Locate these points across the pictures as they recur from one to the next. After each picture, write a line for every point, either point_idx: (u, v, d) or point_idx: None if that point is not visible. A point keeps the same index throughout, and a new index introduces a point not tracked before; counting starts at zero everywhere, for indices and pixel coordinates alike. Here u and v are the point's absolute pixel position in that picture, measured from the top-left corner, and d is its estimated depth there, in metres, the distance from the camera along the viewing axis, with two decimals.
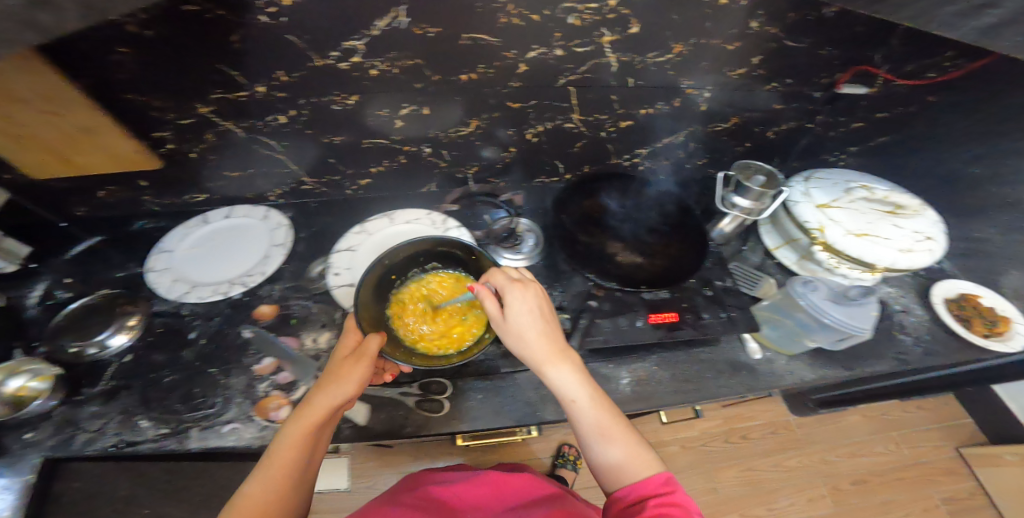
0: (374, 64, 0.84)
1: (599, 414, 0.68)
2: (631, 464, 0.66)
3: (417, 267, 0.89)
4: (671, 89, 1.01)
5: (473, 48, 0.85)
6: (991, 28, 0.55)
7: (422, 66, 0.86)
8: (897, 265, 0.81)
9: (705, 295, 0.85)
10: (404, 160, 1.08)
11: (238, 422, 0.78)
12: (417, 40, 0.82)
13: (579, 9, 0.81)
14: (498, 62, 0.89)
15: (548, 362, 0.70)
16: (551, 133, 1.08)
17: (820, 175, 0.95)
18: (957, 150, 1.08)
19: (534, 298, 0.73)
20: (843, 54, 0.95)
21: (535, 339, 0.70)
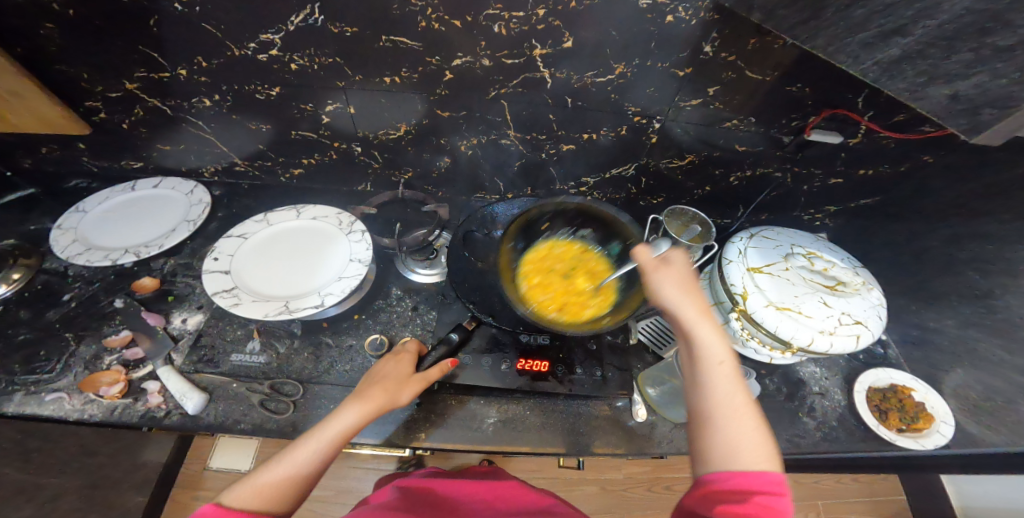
0: (294, 59, 0.83)
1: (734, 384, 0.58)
2: (751, 447, 0.53)
3: (566, 228, 0.95)
4: (617, 115, 0.93)
5: (395, 51, 0.82)
6: (894, 63, 0.43)
7: (342, 64, 0.84)
8: (811, 344, 0.85)
9: (586, 348, 0.88)
10: (335, 156, 1.05)
11: (64, 392, 0.79)
12: (335, 38, 0.79)
13: (504, 16, 0.76)
14: (422, 67, 0.85)
15: (694, 318, 0.62)
16: (487, 148, 1.03)
17: (765, 236, 0.99)
18: (934, 224, 0.95)
19: (684, 263, 0.69)
20: (816, 94, 0.84)
21: (676, 293, 0.65)
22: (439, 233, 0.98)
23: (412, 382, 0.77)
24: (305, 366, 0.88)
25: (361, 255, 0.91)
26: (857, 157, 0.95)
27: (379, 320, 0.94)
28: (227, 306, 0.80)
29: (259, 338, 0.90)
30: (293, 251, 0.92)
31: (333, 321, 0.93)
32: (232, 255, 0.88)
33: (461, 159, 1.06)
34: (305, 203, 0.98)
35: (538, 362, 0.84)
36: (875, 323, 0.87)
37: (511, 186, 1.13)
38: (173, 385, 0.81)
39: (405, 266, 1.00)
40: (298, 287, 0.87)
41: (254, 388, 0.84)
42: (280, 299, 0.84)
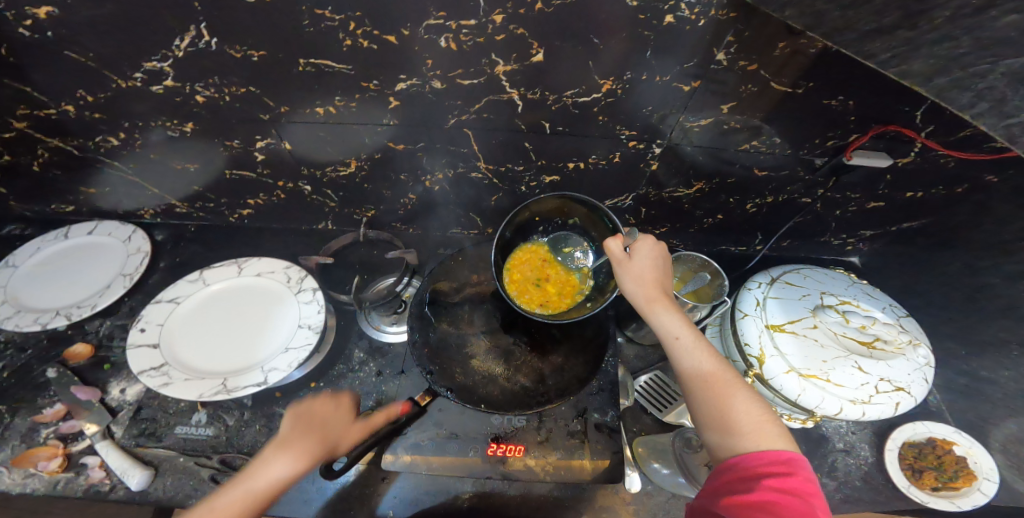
0: (197, 90, 0.68)
1: (707, 369, 0.56)
2: (737, 426, 0.51)
3: (540, 229, 0.84)
4: (607, 139, 0.75)
5: (320, 76, 0.65)
6: None
7: (260, 94, 0.68)
8: (840, 414, 0.70)
9: (570, 429, 0.74)
10: (283, 195, 0.91)
11: (0, 468, 0.73)
12: (240, 64, 0.64)
13: (450, 27, 0.58)
14: (358, 94, 0.68)
15: (649, 305, 0.63)
16: (454, 181, 0.87)
17: (790, 279, 0.83)
18: None
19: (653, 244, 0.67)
20: (867, 108, 0.63)
21: (635, 283, 0.64)
22: (408, 281, 0.86)
23: (354, 428, 0.65)
24: (258, 438, 0.77)
25: (310, 320, 0.80)
26: (908, 179, 0.74)
27: (339, 389, 0.82)
28: (154, 387, 0.71)
29: (206, 410, 0.78)
30: (234, 316, 0.82)
31: (287, 388, 0.82)
32: (161, 324, 0.79)
33: (429, 194, 0.90)
34: (248, 257, 0.89)
35: (509, 447, 0.73)
36: (920, 389, 0.71)
37: (487, 219, 0.97)
38: (113, 461, 0.73)
39: (371, 326, 0.88)
40: (238, 360, 0.77)
41: (202, 463, 0.74)
42: (217, 377, 0.74)
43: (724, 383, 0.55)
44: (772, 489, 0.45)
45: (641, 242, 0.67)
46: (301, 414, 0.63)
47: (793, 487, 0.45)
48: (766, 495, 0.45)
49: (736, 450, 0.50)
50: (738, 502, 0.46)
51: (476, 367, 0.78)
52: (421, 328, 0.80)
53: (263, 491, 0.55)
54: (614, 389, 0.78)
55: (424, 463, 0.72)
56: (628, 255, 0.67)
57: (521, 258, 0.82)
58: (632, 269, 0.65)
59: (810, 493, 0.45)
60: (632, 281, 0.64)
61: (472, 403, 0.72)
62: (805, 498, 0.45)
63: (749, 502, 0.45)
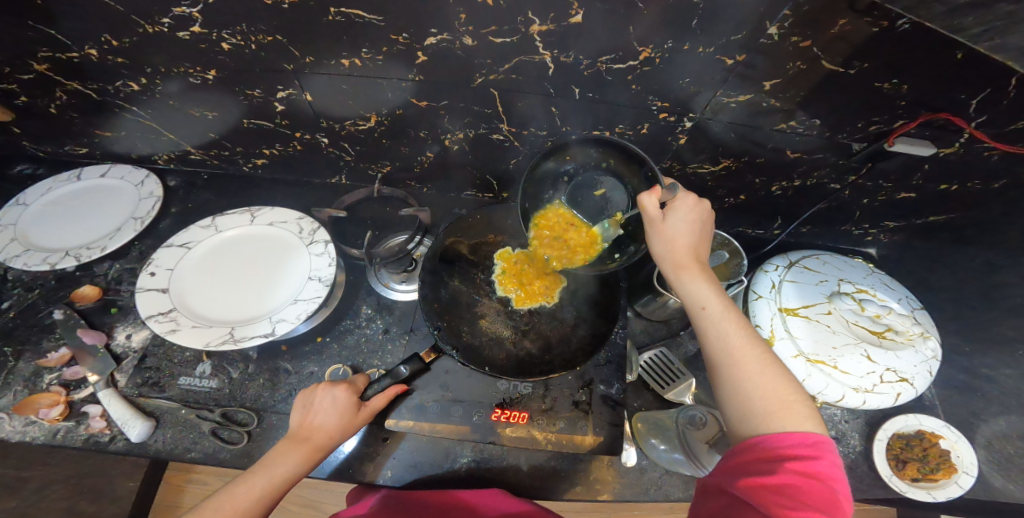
0: (224, 37, 0.66)
1: (735, 341, 0.56)
2: (763, 401, 0.51)
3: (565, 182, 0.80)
4: (636, 109, 0.73)
5: (350, 27, 0.63)
6: None
7: (286, 43, 0.67)
8: (840, 401, 0.72)
9: (577, 400, 0.74)
10: (299, 147, 0.90)
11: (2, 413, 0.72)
12: (270, 11, 0.62)
13: None
14: (387, 48, 0.66)
15: (680, 271, 0.63)
16: (475, 143, 0.85)
17: (808, 264, 0.82)
18: None
19: (697, 211, 0.66)
20: (912, 93, 0.61)
21: (668, 246, 0.65)
22: (420, 241, 0.84)
23: (352, 416, 0.63)
24: (260, 392, 0.77)
25: (321, 273, 0.79)
26: (942, 170, 0.72)
27: (345, 345, 0.82)
28: (163, 333, 0.71)
29: (210, 362, 0.78)
30: (245, 265, 0.82)
31: (293, 342, 0.82)
32: (171, 269, 0.78)
33: (448, 155, 0.89)
34: (260, 206, 0.87)
35: (514, 414, 0.72)
36: (922, 381, 0.71)
37: (505, 185, 0.96)
38: (114, 410, 0.71)
39: (381, 284, 0.87)
40: (247, 310, 0.77)
41: (204, 416, 0.73)
42: (225, 325, 0.74)
43: (751, 357, 0.55)
44: (794, 474, 0.45)
45: (680, 203, 0.66)
46: (306, 408, 0.62)
47: (817, 471, 0.45)
48: (788, 479, 0.44)
49: (758, 424, 0.50)
50: (758, 483, 0.45)
51: (484, 327, 0.79)
52: (433, 286, 0.80)
53: (269, 485, 0.57)
54: (622, 363, 0.77)
55: (422, 427, 0.71)
56: (662, 215, 0.66)
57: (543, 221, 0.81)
58: (665, 232, 0.65)
59: (834, 477, 0.45)
60: (663, 243, 0.65)
61: (477, 364, 0.73)
62: (829, 483, 0.44)
63: (769, 485, 0.45)
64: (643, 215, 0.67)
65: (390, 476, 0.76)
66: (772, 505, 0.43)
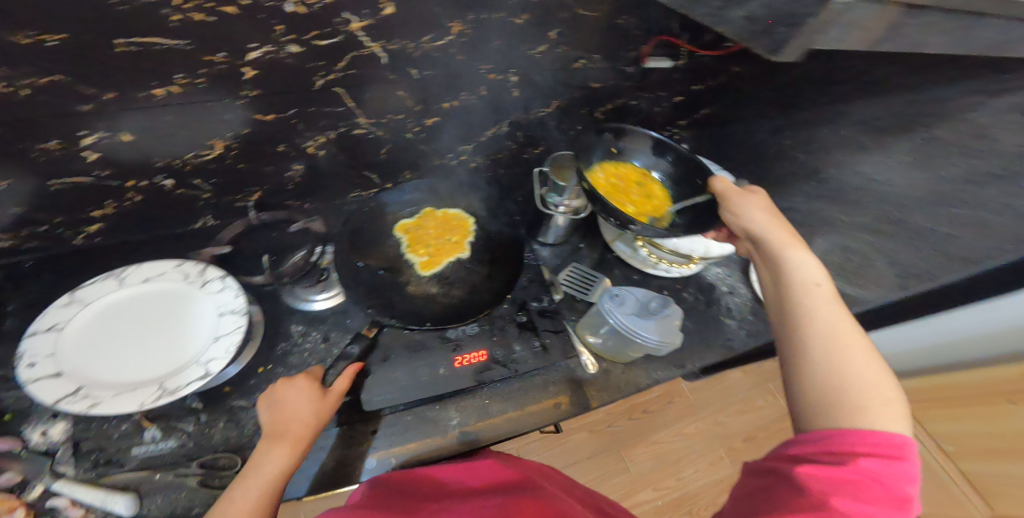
0: None
1: (841, 325, 0.57)
2: (861, 392, 0.51)
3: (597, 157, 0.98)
4: (469, 76, 0.87)
5: (167, 56, 0.66)
6: None
7: (72, 82, 0.64)
8: (708, 252, 0.90)
9: (517, 322, 0.89)
10: (137, 196, 0.84)
11: None
12: (60, 56, 0.61)
13: None
14: (206, 69, 0.69)
15: (786, 244, 0.66)
16: (340, 142, 0.92)
17: (643, 159, 1.04)
18: None
19: (769, 204, 0.73)
20: (648, 19, 0.84)
21: (765, 222, 0.70)
22: (322, 250, 0.94)
23: (321, 401, 0.69)
24: (228, 433, 0.77)
25: (231, 306, 0.79)
26: (693, 74, 0.99)
27: (290, 365, 0.84)
28: (82, 411, 0.65)
29: (156, 425, 0.76)
30: (143, 326, 0.78)
31: (234, 382, 0.82)
32: (52, 354, 0.70)
33: (318, 164, 0.95)
34: (125, 268, 0.83)
35: (472, 354, 0.84)
36: None
37: (386, 176, 1.04)
38: (84, 495, 0.66)
39: (302, 300, 0.90)
40: (166, 364, 0.74)
41: (184, 473, 0.70)
42: (148, 384, 0.70)
43: (856, 347, 0.55)
44: (869, 472, 0.46)
45: (750, 198, 0.73)
46: (272, 407, 0.67)
47: (895, 473, 0.46)
48: (863, 474, 0.45)
49: (846, 416, 0.50)
50: (826, 472, 0.46)
51: (413, 292, 0.90)
52: (351, 279, 0.87)
53: (268, 481, 0.61)
54: (540, 278, 0.97)
55: (393, 397, 0.78)
56: (745, 198, 0.74)
57: (611, 170, 0.97)
58: (752, 217, 0.71)
59: (908, 481, 0.46)
60: (757, 214, 0.71)
61: (418, 323, 0.85)
62: (902, 485, 0.45)
63: (843, 478, 0.45)
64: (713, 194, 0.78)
65: (378, 464, 0.74)
66: (839, 491, 0.44)
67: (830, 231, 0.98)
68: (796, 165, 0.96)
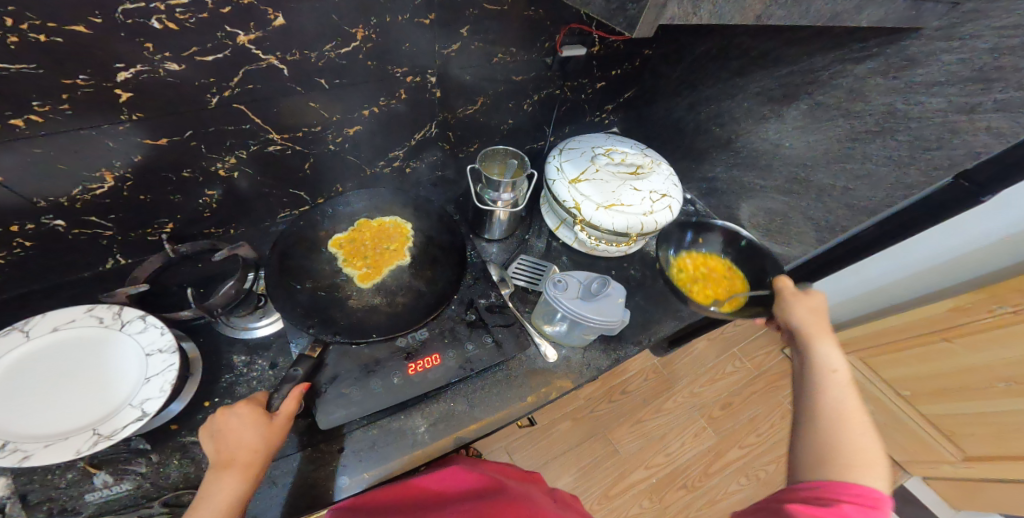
0: None
1: (850, 404, 0.65)
2: (849, 455, 0.60)
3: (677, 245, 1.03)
4: (385, 80, 0.86)
5: (30, 86, 0.61)
6: None
7: None
8: (642, 227, 0.92)
9: (467, 321, 0.89)
10: (26, 241, 0.76)
11: None
12: None
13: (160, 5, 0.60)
14: (75, 95, 0.64)
15: (819, 335, 0.74)
16: (257, 161, 0.89)
17: (572, 145, 1.05)
18: (688, 93, 1.07)
19: (823, 302, 0.78)
20: (551, 10, 0.86)
21: (807, 316, 0.76)
22: (255, 276, 0.90)
23: (267, 426, 0.67)
24: (186, 470, 0.73)
25: (159, 345, 0.75)
26: (608, 60, 1.03)
27: (236, 398, 0.81)
28: (13, 466, 0.61)
29: (106, 469, 0.71)
30: (55, 377, 0.71)
31: (177, 425, 0.77)
32: None
33: (239, 187, 0.92)
34: (29, 319, 0.74)
35: (426, 359, 0.83)
36: (675, 191, 0.97)
37: (314, 190, 1.03)
38: None
39: (240, 329, 0.87)
40: (95, 408, 0.69)
41: (148, 511, 0.67)
42: (79, 431, 0.66)
43: (857, 423, 0.63)
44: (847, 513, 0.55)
45: (816, 296, 0.79)
46: (214, 436, 0.65)
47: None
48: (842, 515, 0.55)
49: (832, 472, 0.60)
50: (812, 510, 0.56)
51: (355, 305, 0.88)
52: (289, 299, 0.85)
53: (220, 513, 0.61)
54: (484, 274, 0.97)
55: (347, 412, 0.76)
56: (799, 293, 0.81)
57: (699, 260, 1.02)
58: (800, 305, 0.78)
59: None
60: (806, 311, 0.77)
61: (363, 335, 0.83)
62: None
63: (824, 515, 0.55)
64: (778, 289, 0.84)
65: (352, 484, 0.74)
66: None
67: (754, 196, 1.08)
68: (713, 136, 1.08)
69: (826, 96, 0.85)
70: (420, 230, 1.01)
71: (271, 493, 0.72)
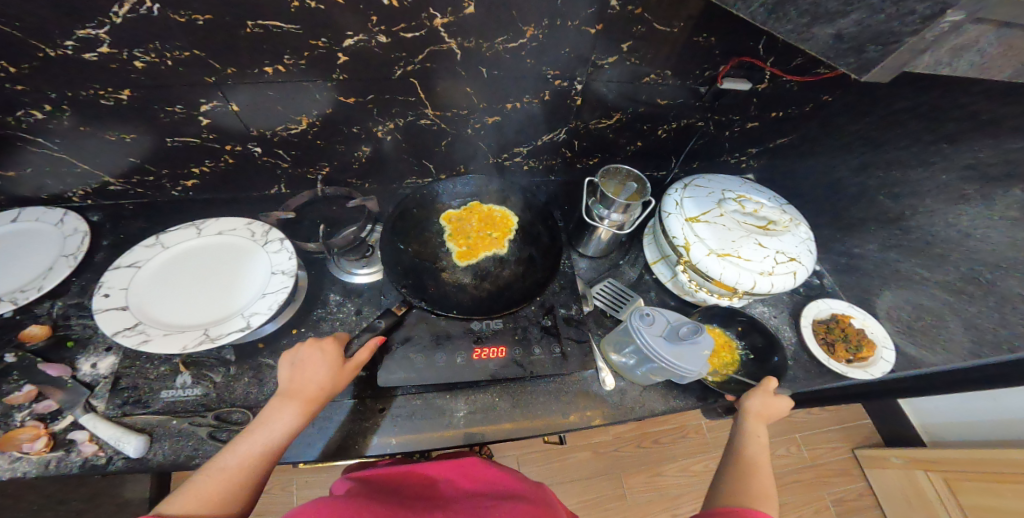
0: (137, 57, 0.70)
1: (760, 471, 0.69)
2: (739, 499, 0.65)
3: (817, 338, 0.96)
4: (537, 79, 0.89)
5: (268, 38, 0.71)
6: None
7: (206, 57, 0.72)
8: (754, 286, 0.85)
9: (541, 325, 0.87)
10: (229, 159, 0.93)
11: None
12: (183, 30, 0.67)
13: None
14: (306, 53, 0.74)
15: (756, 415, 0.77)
16: (406, 130, 0.96)
17: (699, 182, 0.99)
18: (844, 157, 0.97)
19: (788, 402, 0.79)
20: (722, 43, 0.83)
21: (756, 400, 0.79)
22: (372, 228, 0.96)
23: (340, 368, 0.72)
24: (249, 389, 0.80)
25: (283, 267, 0.84)
26: (768, 101, 0.96)
27: (320, 331, 0.87)
28: (135, 344, 0.71)
29: (189, 372, 0.80)
30: (201, 274, 0.83)
31: (269, 339, 0.85)
32: (126, 288, 0.77)
33: (384, 149, 0.99)
34: (205, 219, 0.90)
35: (492, 349, 0.83)
36: (807, 257, 0.88)
37: (439, 166, 1.08)
38: (102, 432, 0.72)
39: (345, 272, 0.94)
40: (214, 311, 0.78)
41: (198, 422, 0.75)
42: (197, 328, 0.76)
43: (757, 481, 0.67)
44: None
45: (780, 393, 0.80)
46: (294, 365, 0.71)
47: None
48: None
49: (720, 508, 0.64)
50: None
51: (446, 279, 0.92)
52: (391, 254, 0.91)
53: (281, 433, 0.65)
54: (573, 286, 0.92)
55: (406, 375, 0.78)
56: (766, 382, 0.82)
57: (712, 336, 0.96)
58: (758, 392, 0.80)
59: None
60: (756, 395, 0.79)
61: (445, 309, 0.86)
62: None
63: None
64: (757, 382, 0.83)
65: (378, 444, 0.77)
66: None
67: (904, 286, 0.93)
68: (865, 211, 0.96)
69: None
70: (521, 226, 1.02)
71: (310, 432, 0.77)
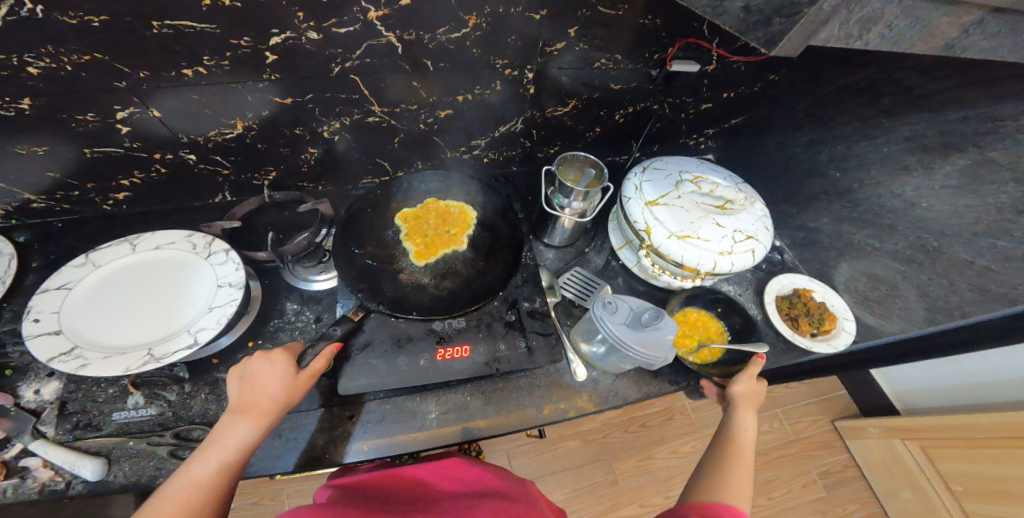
0: (30, 62, 0.65)
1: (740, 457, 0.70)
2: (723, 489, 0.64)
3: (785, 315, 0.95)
4: (485, 70, 0.86)
5: (182, 39, 0.67)
6: None
7: (110, 61, 0.68)
8: (714, 267, 0.85)
9: (506, 321, 0.86)
10: (162, 168, 0.89)
11: None
12: (85, 32, 0.63)
13: None
14: (230, 53, 0.71)
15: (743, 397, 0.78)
16: (354, 129, 0.93)
17: (657, 166, 0.99)
18: (798, 133, 0.97)
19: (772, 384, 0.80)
20: (669, 24, 0.82)
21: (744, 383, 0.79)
22: (327, 232, 0.95)
23: (292, 379, 0.69)
24: (206, 406, 0.77)
25: (229, 278, 0.81)
26: (720, 81, 0.95)
27: (278, 342, 0.84)
28: (72, 370, 0.67)
29: (141, 391, 0.76)
30: (141, 292, 0.80)
31: (224, 354, 0.82)
32: (56, 312, 0.74)
33: (336, 149, 0.96)
34: (140, 234, 0.86)
35: (455, 350, 0.81)
36: (764, 235, 0.88)
37: (395, 163, 1.05)
38: (54, 457, 0.69)
39: (301, 280, 0.91)
40: (157, 330, 0.75)
41: (156, 442, 0.71)
42: (139, 348, 0.72)
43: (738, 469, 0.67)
44: None
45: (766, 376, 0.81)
46: (243, 380, 0.68)
47: None
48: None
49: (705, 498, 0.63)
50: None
51: (405, 280, 0.90)
52: (347, 259, 0.89)
53: (232, 452, 0.62)
54: (536, 280, 0.92)
55: (368, 382, 0.76)
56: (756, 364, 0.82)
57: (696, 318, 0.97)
58: (747, 376, 0.80)
59: None
60: (744, 378, 0.80)
61: (404, 311, 0.84)
62: None
63: None
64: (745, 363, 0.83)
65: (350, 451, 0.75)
66: None
67: (859, 257, 0.94)
68: (820, 186, 0.97)
69: (1001, 151, 0.68)
70: (482, 220, 1.00)
71: (275, 443, 0.74)
